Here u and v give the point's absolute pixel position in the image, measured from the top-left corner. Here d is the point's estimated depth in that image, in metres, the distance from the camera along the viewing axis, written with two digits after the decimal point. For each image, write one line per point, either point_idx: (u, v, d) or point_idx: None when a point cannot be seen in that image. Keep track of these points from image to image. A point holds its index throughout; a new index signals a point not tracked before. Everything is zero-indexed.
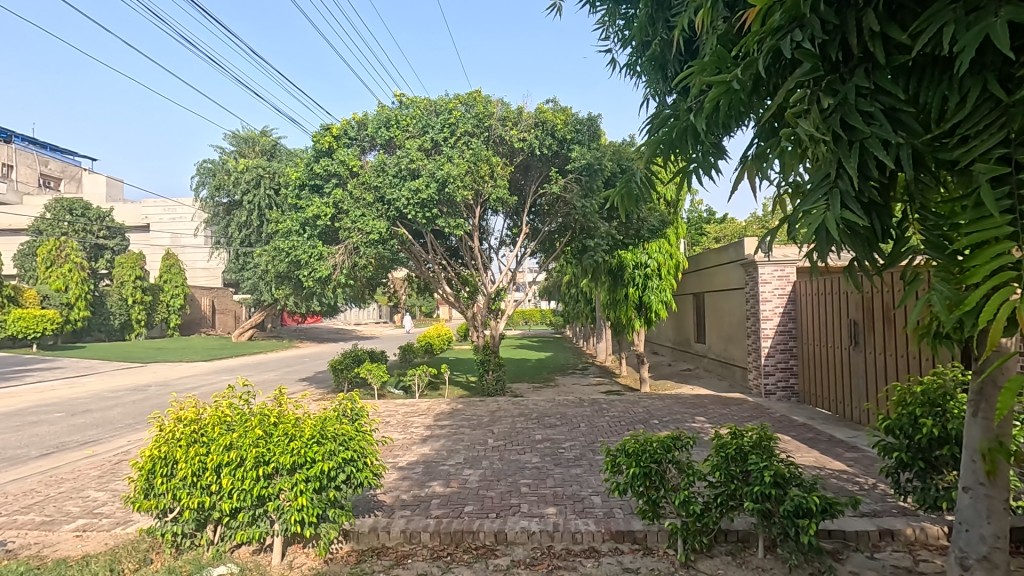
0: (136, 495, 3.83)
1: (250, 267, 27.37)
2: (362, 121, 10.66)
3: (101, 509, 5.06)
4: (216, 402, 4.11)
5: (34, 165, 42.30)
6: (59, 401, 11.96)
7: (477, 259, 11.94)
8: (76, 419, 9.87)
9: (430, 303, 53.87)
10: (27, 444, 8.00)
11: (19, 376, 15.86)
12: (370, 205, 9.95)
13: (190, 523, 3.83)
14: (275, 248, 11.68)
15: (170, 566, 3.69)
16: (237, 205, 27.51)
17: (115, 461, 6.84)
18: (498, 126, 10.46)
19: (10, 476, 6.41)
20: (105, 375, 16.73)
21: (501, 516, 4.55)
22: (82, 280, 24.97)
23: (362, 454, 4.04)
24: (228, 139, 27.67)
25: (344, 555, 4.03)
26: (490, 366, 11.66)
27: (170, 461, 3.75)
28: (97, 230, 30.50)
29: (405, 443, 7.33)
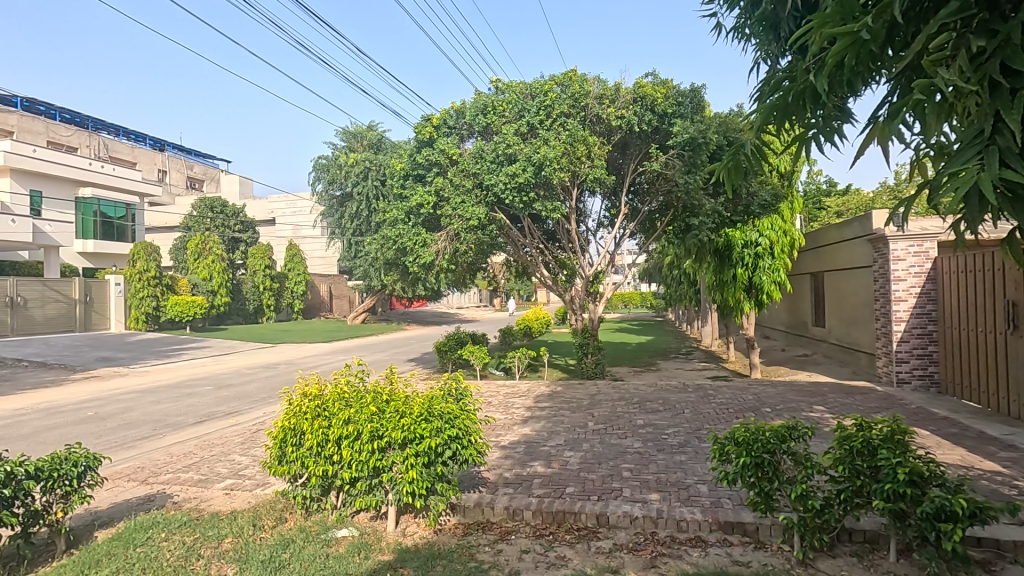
0: (272, 461, 4.29)
1: (361, 255, 29.22)
2: (461, 110, 10.94)
3: (245, 472, 5.74)
4: (335, 378, 4.48)
5: (182, 169, 48.19)
6: (208, 376, 13.65)
7: (574, 242, 11.80)
8: (221, 392, 11.22)
9: (528, 285, 54.46)
10: (185, 413, 9.22)
11: (177, 354, 18.31)
12: (470, 191, 10.18)
13: (317, 489, 4.22)
14: (383, 237, 12.32)
15: (301, 527, 4.10)
16: (348, 197, 29.43)
17: (254, 430, 7.71)
18: (595, 104, 10.22)
19: (173, 439, 7.44)
20: (244, 354, 18.84)
21: (603, 499, 4.54)
22: (223, 270, 28.10)
23: (466, 432, 4.20)
24: (339, 136, 29.54)
25: (452, 527, 4.23)
26: (590, 349, 11.57)
27: (299, 432, 4.15)
28: (233, 224, 34.22)
29: (507, 423, 7.52)
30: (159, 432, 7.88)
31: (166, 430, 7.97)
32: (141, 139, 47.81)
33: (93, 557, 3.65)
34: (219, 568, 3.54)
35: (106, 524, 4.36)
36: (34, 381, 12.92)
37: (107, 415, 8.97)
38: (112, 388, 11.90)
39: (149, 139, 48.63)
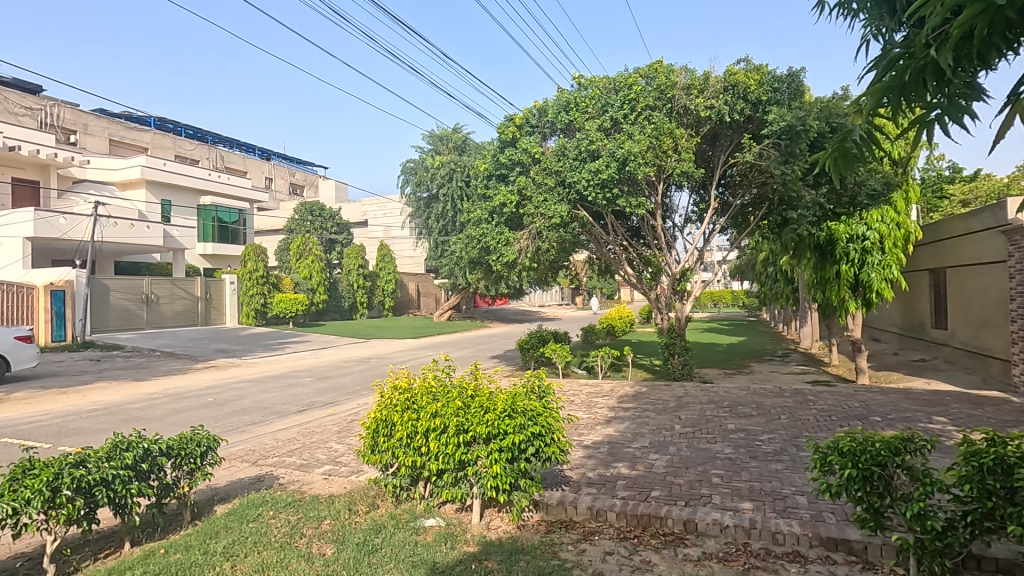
0: (365, 450, 4.55)
1: (447, 254, 30.11)
2: (543, 108, 10.97)
3: (342, 459, 6.11)
4: (423, 373, 4.67)
5: (286, 176, 52.14)
6: (309, 368, 14.67)
7: (660, 239, 11.43)
8: (320, 383, 12.04)
9: (612, 284, 53.56)
10: (288, 401, 10.00)
11: (282, 347, 19.86)
12: (552, 189, 10.17)
13: (406, 478, 4.41)
14: (467, 236, 12.60)
15: (392, 514, 4.31)
16: (435, 199, 30.44)
17: (349, 419, 8.20)
18: (682, 95, 9.85)
19: (279, 425, 8.08)
20: (340, 348, 20.09)
21: (691, 505, 4.37)
22: (321, 269, 30.04)
23: (549, 430, 4.20)
24: (426, 139, 30.63)
25: (535, 523, 4.26)
26: (676, 349, 11.18)
27: (389, 423, 4.36)
28: (330, 227, 36.66)
29: (590, 422, 7.45)
30: (267, 418, 8.60)
31: (273, 417, 8.68)
32: (251, 150, 52.33)
33: (214, 528, 4.05)
34: (319, 547, 3.80)
35: (223, 500, 4.81)
36: (165, 369, 14.55)
37: (224, 402, 9.92)
38: (228, 377, 13.14)
39: (258, 150, 53.12)
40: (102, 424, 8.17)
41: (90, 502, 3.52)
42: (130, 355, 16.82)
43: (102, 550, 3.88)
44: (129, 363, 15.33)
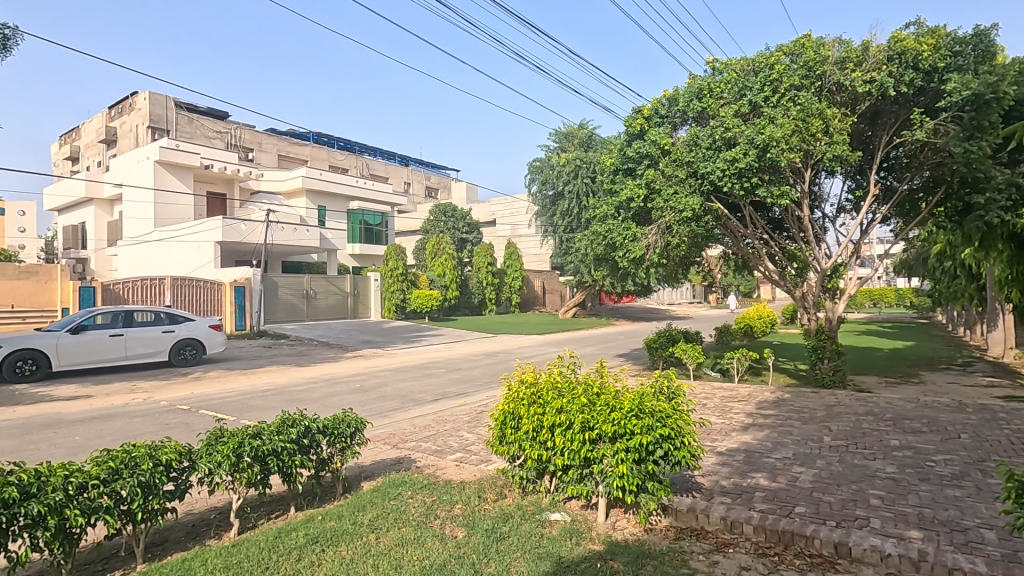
0: (494, 440, 4.73)
1: (573, 252, 30.12)
2: (673, 97, 10.55)
3: (472, 447, 6.41)
4: (549, 368, 4.74)
5: (422, 180, 55.86)
6: (442, 360, 15.58)
7: (807, 231, 10.36)
8: (452, 375, 12.74)
9: (750, 280, 49.75)
10: (424, 391, 10.70)
11: (419, 340, 21.31)
12: (684, 181, 9.71)
13: (532, 471, 4.52)
14: (593, 233, 12.47)
15: (518, 504, 4.43)
16: (561, 196, 30.56)
17: (479, 410, 8.56)
18: (834, 71, 8.89)
19: (416, 412, 8.69)
20: (470, 342, 21.04)
21: (843, 527, 3.93)
22: (454, 267, 31.70)
23: (679, 433, 4.02)
24: (552, 138, 30.85)
25: (663, 528, 4.10)
26: (825, 354, 10.12)
27: (517, 416, 4.50)
28: (461, 227, 38.59)
29: (724, 428, 7.01)
30: (406, 405, 9.30)
31: (411, 404, 9.36)
32: (392, 157, 56.88)
33: (362, 502, 4.48)
34: (451, 529, 4.02)
35: (369, 477, 5.30)
36: (321, 357, 16.35)
37: (370, 388, 10.91)
38: (372, 366, 14.42)
39: (398, 157, 57.59)
40: (272, 402, 9.42)
41: (264, 468, 4.08)
42: (294, 344, 19.17)
43: (273, 512, 4.47)
44: (293, 350, 17.48)
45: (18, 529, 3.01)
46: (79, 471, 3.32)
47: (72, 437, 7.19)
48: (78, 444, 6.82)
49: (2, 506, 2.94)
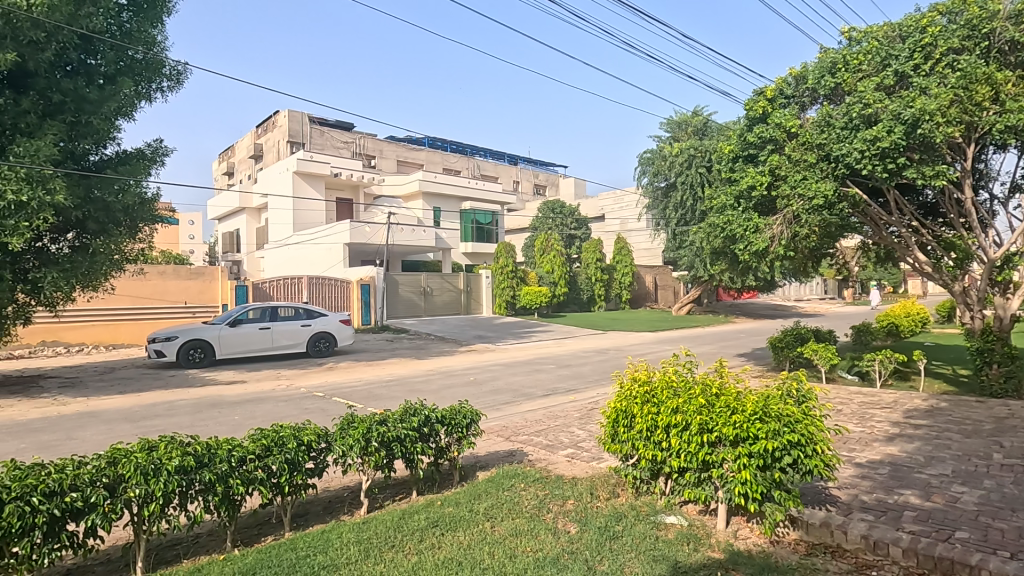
0: (606, 438, 4.67)
1: (687, 245, 28.78)
2: (801, 74, 9.77)
3: (583, 444, 6.39)
4: (663, 367, 4.61)
5: (530, 178, 56.64)
6: (552, 356, 15.68)
7: (968, 215, 8.97)
8: (562, 371, 12.79)
9: (895, 273, 44.22)
10: (535, 386, 10.84)
11: (529, 336, 21.63)
12: (814, 166, 8.88)
13: (646, 471, 4.41)
14: (710, 225, 11.82)
15: (632, 504, 4.34)
16: (673, 188, 29.34)
17: (590, 407, 8.50)
18: (1006, 27, 7.67)
19: (527, 406, 8.84)
20: (579, 338, 20.94)
21: (1019, 559, 3.37)
22: (562, 263, 31.73)
23: (811, 440, 3.70)
24: (663, 127, 29.70)
25: (792, 542, 3.80)
26: (993, 358, 8.74)
27: (629, 414, 4.41)
28: (570, 223, 38.51)
29: (865, 437, 6.32)
30: (518, 399, 9.50)
31: (523, 398, 9.55)
32: (502, 157, 58.32)
33: (477, 491, 4.65)
34: (564, 524, 4.05)
35: (484, 467, 5.49)
36: (437, 351, 17.19)
37: (483, 382, 11.27)
38: (484, 360, 14.90)
39: (507, 156, 58.88)
40: (394, 392, 10.06)
41: (389, 453, 4.39)
42: (413, 338, 20.38)
43: (397, 494, 4.79)
44: (413, 344, 18.56)
45: (194, 492, 3.53)
46: (239, 445, 3.80)
47: (231, 417, 8.24)
48: (236, 423, 7.79)
49: (182, 471, 3.46)
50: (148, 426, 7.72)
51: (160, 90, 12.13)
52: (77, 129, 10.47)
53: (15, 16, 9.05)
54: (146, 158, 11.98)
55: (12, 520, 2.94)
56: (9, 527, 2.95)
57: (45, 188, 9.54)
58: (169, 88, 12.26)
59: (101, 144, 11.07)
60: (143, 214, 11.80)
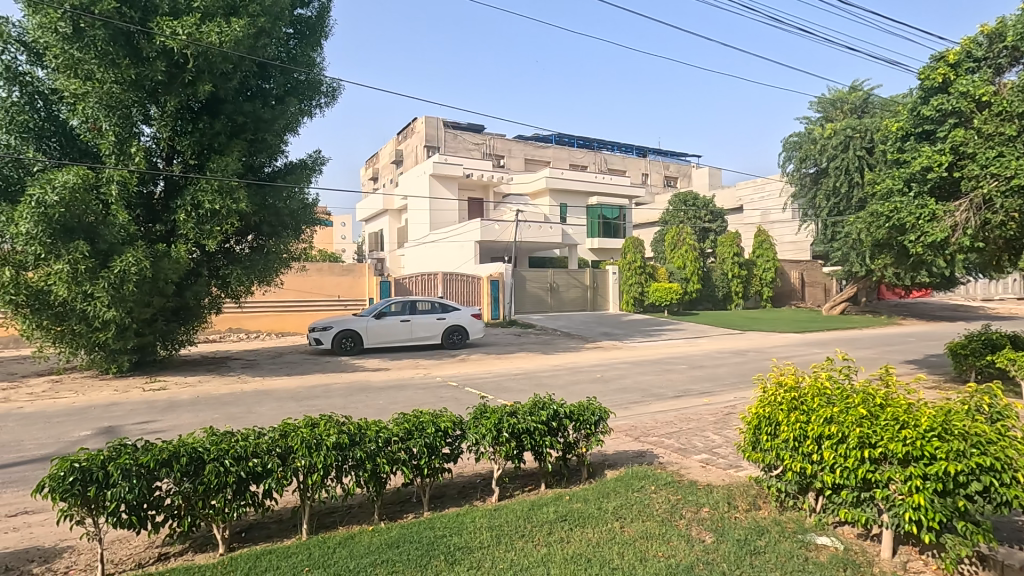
0: (746, 446, 4.37)
1: (841, 237, 25.80)
2: (995, 32, 8.29)
3: (719, 450, 6.03)
4: (815, 372, 4.25)
5: (660, 170, 54.70)
6: (684, 356, 14.99)
7: None
8: (695, 371, 12.17)
9: None
10: (666, 386, 10.44)
11: (658, 334, 20.89)
12: (1013, 140, 7.42)
13: (793, 485, 4.03)
14: (871, 213, 10.48)
15: (776, 519, 3.99)
16: (825, 173, 26.47)
17: (726, 412, 7.98)
18: None
19: (657, 407, 8.55)
20: (714, 338, 19.77)
21: None
22: (695, 258, 30.08)
23: (1009, 466, 3.10)
24: (814, 107, 26.92)
25: None
26: None
27: (774, 422, 4.09)
28: (704, 215, 36.45)
29: None
30: (647, 398, 9.23)
31: (653, 398, 9.25)
32: (631, 150, 57.09)
33: (606, 489, 4.60)
34: (698, 532, 3.85)
35: (612, 466, 5.40)
36: (564, 346, 17.28)
37: (611, 379, 11.12)
38: (611, 358, 14.68)
39: (636, 149, 57.52)
40: (522, 386, 10.31)
41: (519, 444, 4.51)
42: (540, 333, 20.72)
43: (526, 485, 4.90)
44: (541, 339, 18.86)
45: (348, 467, 3.92)
46: (385, 427, 4.15)
47: (377, 401, 9.03)
48: (381, 407, 8.51)
49: (338, 447, 3.85)
50: (310, 405, 8.76)
51: (318, 106, 13.57)
52: (255, 145, 12.17)
53: (212, 53, 10.58)
54: (309, 168, 13.52)
55: (211, 477, 3.51)
56: (208, 483, 3.52)
57: (232, 197, 11.13)
58: (326, 103, 13.67)
59: (273, 158, 12.72)
60: (305, 217, 13.33)
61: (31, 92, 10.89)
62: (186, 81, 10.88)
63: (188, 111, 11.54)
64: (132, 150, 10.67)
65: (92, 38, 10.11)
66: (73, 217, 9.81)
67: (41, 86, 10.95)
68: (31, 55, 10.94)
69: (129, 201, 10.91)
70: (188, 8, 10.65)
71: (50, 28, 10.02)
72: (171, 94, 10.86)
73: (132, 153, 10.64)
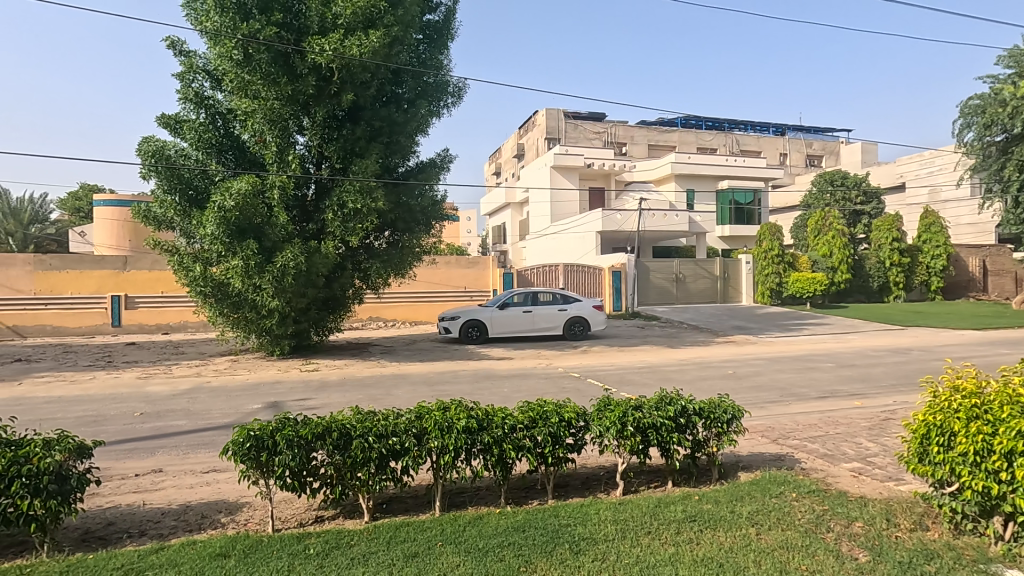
0: (910, 457, 3.83)
1: None
2: None
3: (874, 459, 5.37)
4: (1003, 378, 3.64)
5: (802, 149, 49.85)
6: (830, 353, 13.55)
7: None
8: (844, 371, 10.94)
9: None
10: (809, 385, 9.50)
11: (800, 329, 19.09)
12: None
13: (973, 506, 3.45)
14: None
15: (950, 544, 3.47)
16: (1017, 141, 22.23)
17: (884, 417, 7.07)
18: None
19: (798, 408, 7.82)
20: (868, 334, 17.62)
21: None
22: (844, 245, 26.88)
23: None
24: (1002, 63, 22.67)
25: None
26: None
27: (947, 432, 3.54)
28: (855, 196, 32.53)
29: None
30: (787, 398, 8.48)
31: (793, 398, 8.48)
32: (767, 129, 52.80)
33: (739, 493, 4.30)
34: (850, 548, 3.48)
35: (747, 469, 5.06)
36: (691, 340, 16.47)
37: (744, 376, 10.40)
38: (745, 353, 13.71)
39: (773, 128, 53.08)
40: (646, 380, 10.02)
41: (645, 440, 4.39)
42: (665, 326, 19.96)
43: (652, 482, 4.77)
44: (666, 332, 18.15)
45: (477, 451, 4.09)
46: (510, 415, 4.27)
47: (502, 388, 9.34)
48: (506, 395, 8.78)
49: (467, 431, 4.05)
50: (441, 390, 9.32)
51: (446, 106, 14.17)
52: (390, 147, 13.11)
53: (353, 64, 11.56)
54: (437, 166, 14.28)
55: (358, 451, 3.87)
56: (355, 456, 3.88)
57: (371, 196, 12.14)
58: (453, 103, 14.25)
59: (406, 158, 13.61)
60: (435, 213, 14.13)
61: (213, 113, 12.71)
62: (332, 93, 12.03)
63: (334, 120, 12.70)
64: (289, 159, 12.05)
65: (258, 61, 11.53)
66: (245, 219, 11.34)
67: (220, 107, 12.75)
68: (213, 81, 12.76)
69: (287, 203, 12.33)
70: (333, 25, 11.68)
71: (226, 56, 11.52)
72: (320, 106, 12.08)
73: (290, 161, 12.01)
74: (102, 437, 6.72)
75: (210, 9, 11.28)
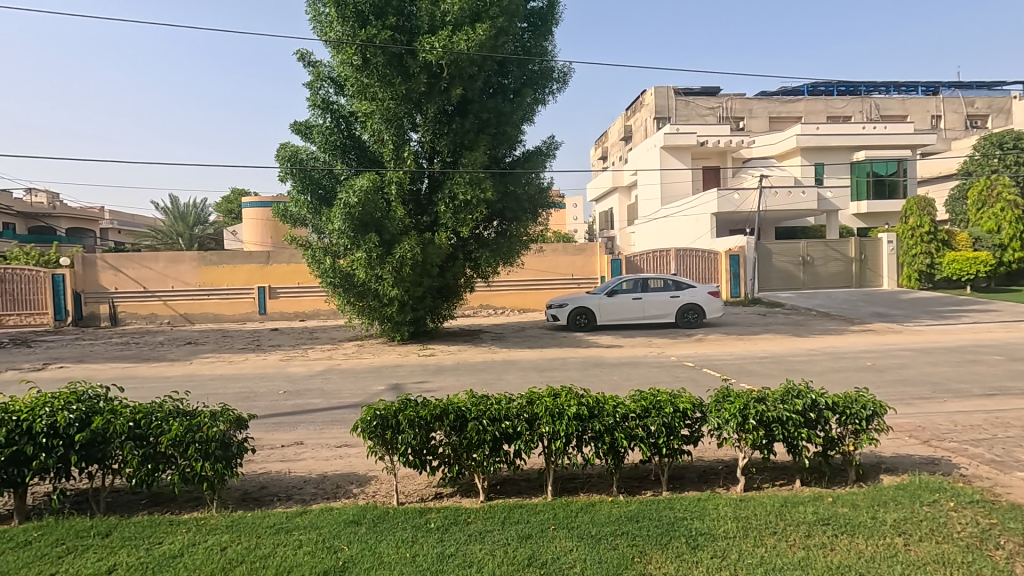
0: None
1: None
2: None
3: None
4: None
5: (960, 109, 43.26)
6: (998, 344, 11.70)
7: None
8: (1017, 365, 9.36)
9: None
10: (970, 380, 8.30)
11: (958, 316, 16.68)
12: None
13: None
14: None
15: None
16: None
17: None
18: None
19: (957, 406, 6.85)
20: None
21: None
22: (1016, 219, 23.12)
23: None
24: None
25: None
26: None
27: None
28: None
29: None
30: (942, 395, 7.46)
31: (949, 395, 7.45)
32: (914, 89, 46.51)
33: (882, 497, 3.87)
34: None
35: (891, 471, 4.55)
36: (822, 328, 15.05)
37: (886, 368, 9.33)
38: (887, 343, 12.27)
39: (921, 88, 46.71)
40: (769, 370, 9.35)
41: (769, 434, 4.10)
42: (790, 313, 18.44)
43: (777, 479, 4.45)
44: (791, 320, 16.78)
45: (588, 438, 4.08)
46: (622, 403, 4.19)
47: (612, 376, 9.24)
48: (616, 383, 8.66)
49: (578, 418, 4.06)
50: (551, 376, 9.43)
51: (552, 93, 14.11)
52: (497, 138, 13.35)
53: (461, 58, 11.92)
54: (543, 153, 14.31)
55: (473, 433, 4.03)
56: (470, 438, 4.05)
57: (480, 187, 12.49)
58: (558, 89, 14.15)
59: (512, 147, 13.78)
60: (541, 201, 14.22)
61: (338, 117, 13.74)
62: (442, 88, 12.49)
63: (444, 115, 13.17)
64: (405, 155, 12.73)
65: (375, 65, 12.25)
66: (367, 214, 12.17)
67: (344, 111, 13.75)
68: (336, 87, 13.79)
69: (404, 198, 13.03)
70: (442, 23, 12.09)
71: (347, 63, 12.27)
72: (431, 102, 12.59)
73: (405, 157, 12.70)
74: (255, 411, 7.67)
75: (333, 19, 12.15)
